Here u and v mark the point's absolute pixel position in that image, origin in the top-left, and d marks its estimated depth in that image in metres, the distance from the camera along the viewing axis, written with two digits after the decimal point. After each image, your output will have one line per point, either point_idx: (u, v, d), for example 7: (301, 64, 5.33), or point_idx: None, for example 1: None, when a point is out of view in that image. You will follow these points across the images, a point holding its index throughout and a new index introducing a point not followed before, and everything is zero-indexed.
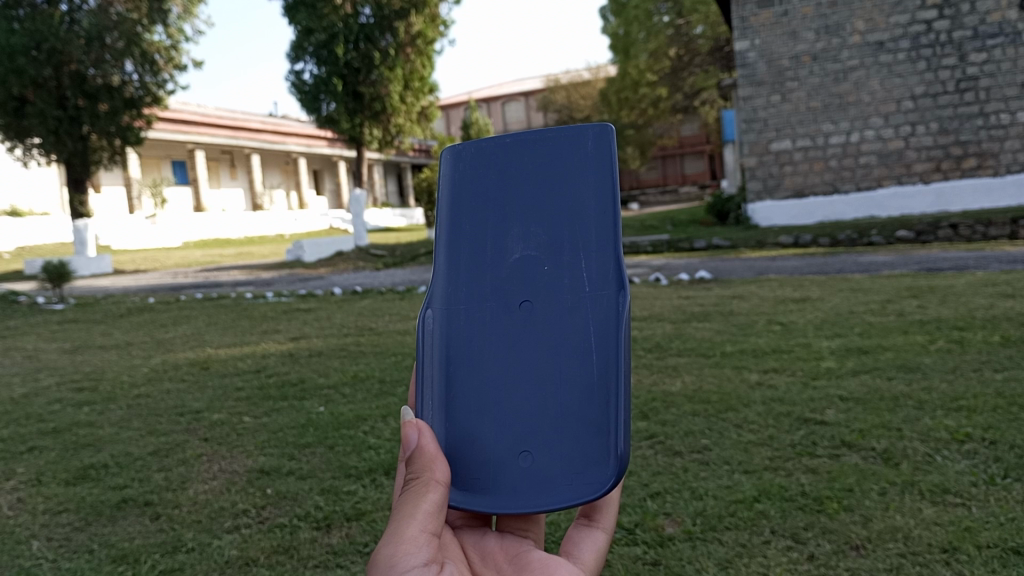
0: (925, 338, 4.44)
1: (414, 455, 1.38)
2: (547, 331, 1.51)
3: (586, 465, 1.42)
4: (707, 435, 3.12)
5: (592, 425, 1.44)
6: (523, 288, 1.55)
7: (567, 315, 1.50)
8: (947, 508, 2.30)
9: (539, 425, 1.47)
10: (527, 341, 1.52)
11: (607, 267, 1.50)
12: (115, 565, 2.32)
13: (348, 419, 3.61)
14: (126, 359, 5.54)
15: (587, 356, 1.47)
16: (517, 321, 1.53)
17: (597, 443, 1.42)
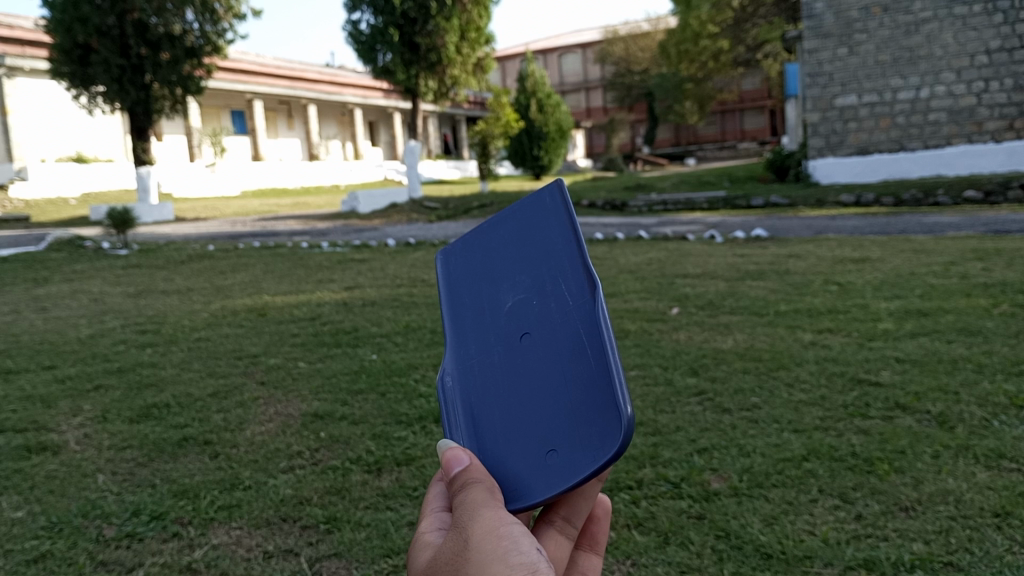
0: (988, 302, 4.32)
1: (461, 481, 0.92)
2: (536, 335, 1.00)
3: (604, 439, 0.88)
4: (757, 392, 3.10)
5: (593, 402, 0.91)
6: (511, 315, 1.04)
7: (541, 297, 1.01)
8: (1002, 473, 2.26)
9: (562, 444, 0.92)
10: (519, 361, 1.01)
11: (568, 219, 1.04)
12: (176, 499, 2.42)
13: (400, 367, 3.69)
14: (187, 303, 5.72)
15: (567, 321, 0.97)
16: (514, 354, 1.02)
17: (601, 409, 0.90)
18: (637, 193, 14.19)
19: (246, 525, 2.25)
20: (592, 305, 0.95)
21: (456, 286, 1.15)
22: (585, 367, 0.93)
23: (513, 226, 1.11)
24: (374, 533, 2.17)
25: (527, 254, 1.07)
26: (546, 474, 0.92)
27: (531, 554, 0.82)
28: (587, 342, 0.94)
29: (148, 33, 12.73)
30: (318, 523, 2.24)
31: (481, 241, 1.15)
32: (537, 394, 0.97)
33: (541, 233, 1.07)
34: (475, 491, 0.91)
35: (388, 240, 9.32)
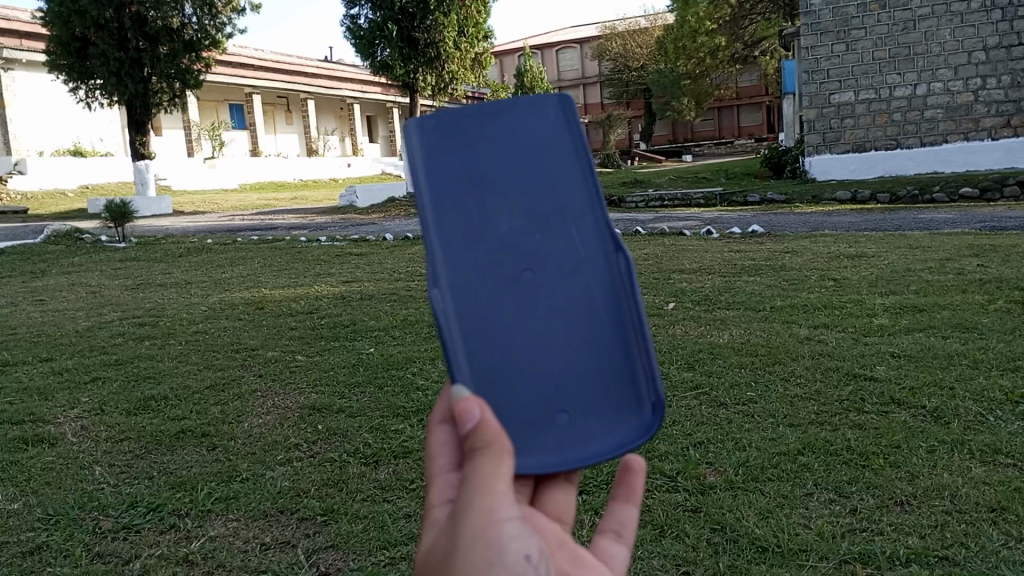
0: (983, 298, 4.34)
1: (471, 444, 0.98)
2: (544, 271, 1.18)
3: (619, 415, 1.15)
4: (753, 387, 3.11)
5: (608, 369, 1.18)
6: (505, 238, 1.18)
7: (545, 233, 1.19)
8: (997, 469, 2.28)
9: (572, 403, 1.15)
10: (525, 290, 1.16)
11: (573, 147, 1.25)
12: (174, 491, 2.43)
13: (397, 360, 3.69)
14: (186, 296, 5.71)
15: (581, 275, 1.19)
16: (518, 280, 1.17)
17: (620, 382, 1.17)
18: (634, 189, 14.21)
19: (243, 517, 2.26)
20: (606, 268, 1.20)
21: (435, 173, 1.22)
22: (598, 339, 1.18)
23: (511, 143, 1.24)
24: (371, 526, 2.17)
25: (531, 182, 1.22)
26: (555, 430, 1.11)
27: (514, 561, 0.94)
28: (602, 307, 1.19)
29: (146, 26, 12.70)
30: (315, 515, 2.25)
31: (470, 131, 1.24)
32: (544, 326, 1.17)
33: (543, 167, 1.24)
34: (480, 463, 0.96)
35: (387, 235, 9.31)
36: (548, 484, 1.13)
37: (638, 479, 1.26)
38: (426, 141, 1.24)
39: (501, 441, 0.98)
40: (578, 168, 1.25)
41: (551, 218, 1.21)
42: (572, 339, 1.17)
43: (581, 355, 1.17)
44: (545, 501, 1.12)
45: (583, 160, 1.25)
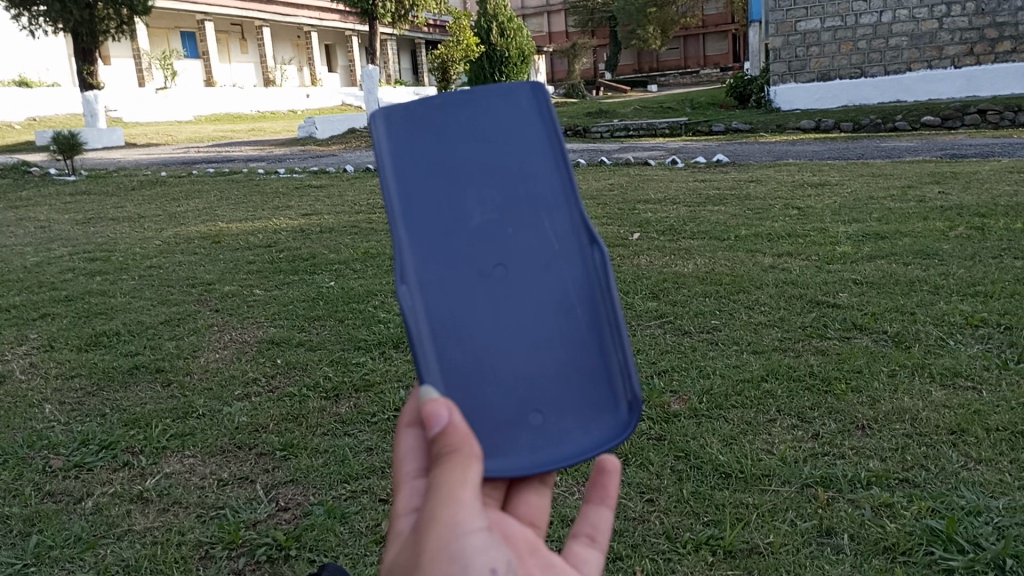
0: (945, 225, 4.35)
1: (438, 450, 0.86)
2: (518, 268, 1.00)
3: (595, 414, 1.00)
4: (717, 315, 3.09)
5: (589, 370, 1.01)
6: (474, 231, 1.01)
7: (517, 226, 1.02)
8: (957, 391, 2.30)
9: (551, 416, 0.98)
10: (497, 294, 1.00)
11: (544, 126, 1.07)
12: (127, 429, 2.36)
13: (358, 293, 3.61)
14: (139, 231, 5.54)
15: (557, 268, 1.02)
16: (489, 280, 0.99)
17: (600, 382, 1.01)
18: (600, 120, 14.05)
19: (200, 453, 2.21)
20: (585, 257, 1.03)
21: (393, 163, 1.04)
22: (576, 338, 1.02)
23: (479, 126, 1.06)
24: (332, 460, 2.13)
25: (501, 167, 1.04)
26: (526, 431, 0.96)
27: None
28: (579, 303, 1.02)
29: None
30: (274, 450, 2.20)
31: (433, 115, 1.05)
32: (519, 331, 0.99)
33: (515, 150, 1.05)
34: (445, 470, 0.85)
35: (347, 166, 9.11)
36: (519, 487, 1.00)
37: (613, 479, 1.11)
38: (385, 130, 1.05)
39: (469, 445, 0.86)
40: (551, 147, 1.07)
41: (524, 206, 1.03)
42: (548, 341, 1.00)
43: (557, 366, 1.00)
44: (517, 505, 1.00)
45: (558, 138, 1.07)
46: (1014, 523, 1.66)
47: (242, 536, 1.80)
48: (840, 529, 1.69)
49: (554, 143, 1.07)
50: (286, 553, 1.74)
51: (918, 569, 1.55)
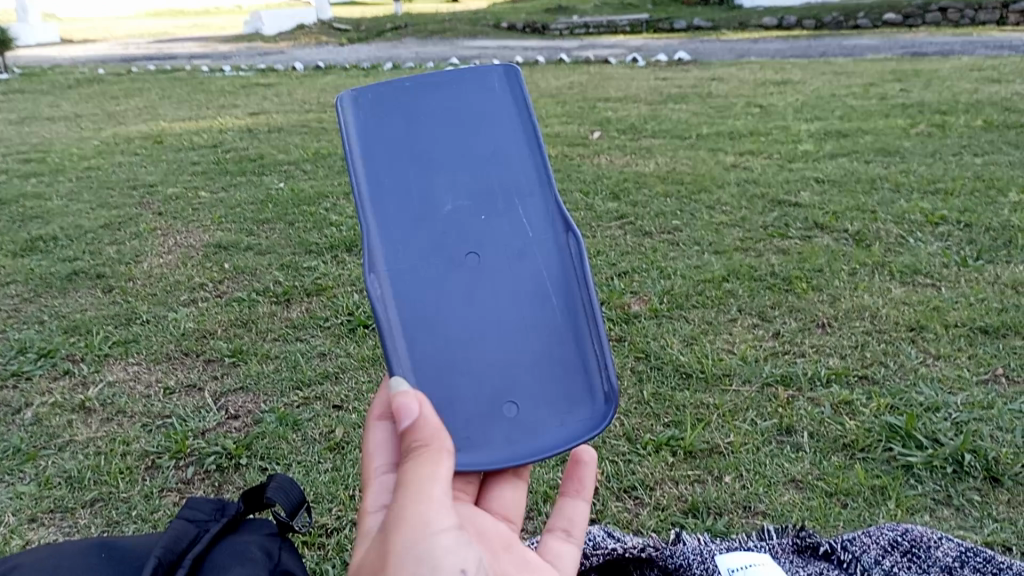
0: (906, 123, 4.29)
1: (410, 446, 0.94)
2: (489, 255, 1.15)
3: (569, 404, 1.12)
4: (678, 216, 3.03)
5: (562, 357, 1.14)
6: (452, 220, 1.16)
7: (492, 216, 1.17)
8: (917, 289, 2.29)
9: (525, 391, 1.12)
10: (475, 278, 1.14)
11: (517, 128, 1.23)
12: (67, 336, 2.26)
13: (308, 196, 3.47)
14: (76, 131, 5.25)
15: (531, 257, 1.16)
16: (462, 267, 1.14)
17: (572, 372, 1.14)
18: (559, 16, 13.58)
19: (145, 360, 2.12)
20: (553, 251, 1.17)
21: (372, 153, 1.17)
22: (549, 324, 1.15)
23: (453, 123, 1.21)
24: (284, 367, 2.05)
25: (473, 164, 1.20)
26: (500, 421, 1.09)
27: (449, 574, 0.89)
28: (550, 292, 1.16)
29: None
30: (223, 357, 2.11)
31: (407, 109, 1.20)
32: (495, 314, 1.14)
33: (486, 145, 1.21)
34: (415, 464, 0.93)
35: (296, 64, 8.71)
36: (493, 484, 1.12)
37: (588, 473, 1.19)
38: (362, 120, 1.18)
39: (440, 440, 0.95)
40: (523, 144, 1.22)
41: (495, 199, 1.18)
42: (518, 329, 1.14)
43: (534, 345, 1.14)
44: (490, 500, 1.12)
45: (526, 141, 1.22)
46: (970, 419, 1.66)
47: (190, 444, 1.73)
48: (800, 427, 1.66)
49: (526, 141, 1.22)
50: (236, 463, 1.68)
51: (877, 465, 1.54)
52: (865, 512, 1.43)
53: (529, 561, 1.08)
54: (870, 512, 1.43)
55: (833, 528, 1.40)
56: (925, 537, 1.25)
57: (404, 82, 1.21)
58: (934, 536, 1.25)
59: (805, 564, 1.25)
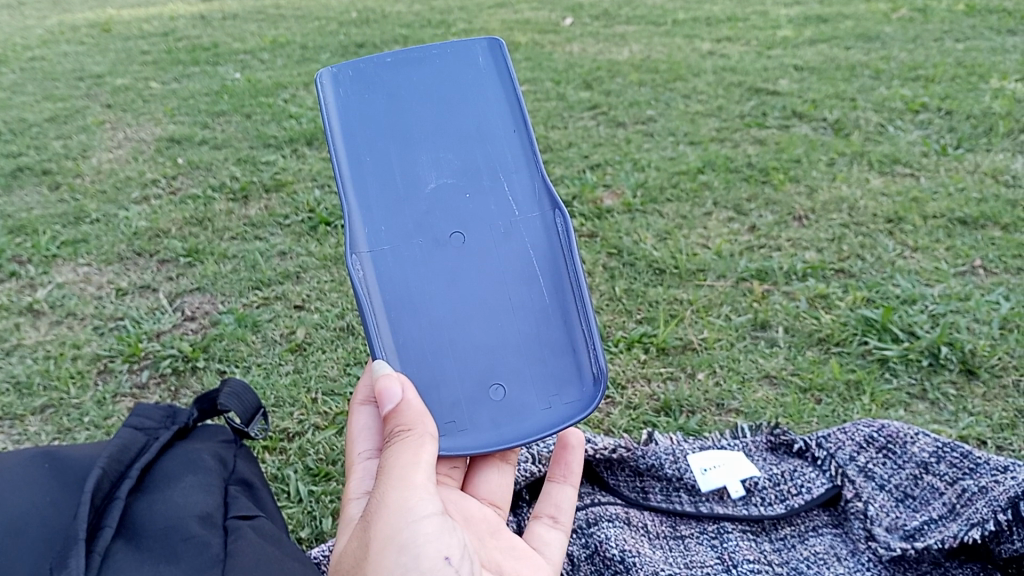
0: (887, 7, 4.14)
1: (392, 432, 0.88)
2: (476, 232, 1.06)
3: (557, 386, 1.01)
4: (653, 106, 2.91)
5: (550, 339, 1.03)
6: (434, 200, 1.07)
7: (476, 194, 1.08)
8: (896, 180, 2.23)
9: (511, 380, 1.01)
10: (457, 259, 1.05)
11: (502, 102, 1.13)
12: (12, 237, 2.14)
13: (266, 87, 3.29)
14: (17, 19, 4.92)
15: (516, 237, 1.07)
16: (446, 246, 1.05)
17: (563, 353, 1.03)
18: None
19: (95, 261, 2.02)
20: (540, 227, 1.07)
21: (354, 130, 1.08)
22: (537, 306, 1.04)
23: (436, 99, 1.12)
24: (242, 266, 1.96)
25: (457, 139, 1.10)
26: (485, 404, 0.99)
27: (430, 564, 0.82)
28: (538, 271, 1.05)
29: None
30: (177, 257, 2.01)
31: (388, 86, 1.11)
32: (478, 296, 1.04)
33: (470, 122, 1.11)
34: (399, 446, 0.86)
35: None
36: (480, 466, 1.04)
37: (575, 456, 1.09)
38: (345, 98, 1.10)
39: (424, 424, 0.89)
40: (510, 120, 1.12)
41: (481, 175, 1.09)
42: (507, 311, 1.04)
43: (520, 327, 1.03)
44: (477, 485, 1.04)
45: (513, 117, 1.12)
46: (947, 311, 1.61)
47: (144, 348, 1.65)
48: (776, 322, 1.59)
49: (512, 116, 1.12)
50: (193, 367, 1.60)
51: (852, 360, 1.49)
52: (839, 408, 1.39)
53: (517, 547, 0.98)
54: (845, 408, 1.39)
55: (807, 424, 1.37)
56: (901, 433, 1.13)
57: (387, 57, 1.12)
58: (912, 432, 1.13)
59: (779, 460, 1.17)
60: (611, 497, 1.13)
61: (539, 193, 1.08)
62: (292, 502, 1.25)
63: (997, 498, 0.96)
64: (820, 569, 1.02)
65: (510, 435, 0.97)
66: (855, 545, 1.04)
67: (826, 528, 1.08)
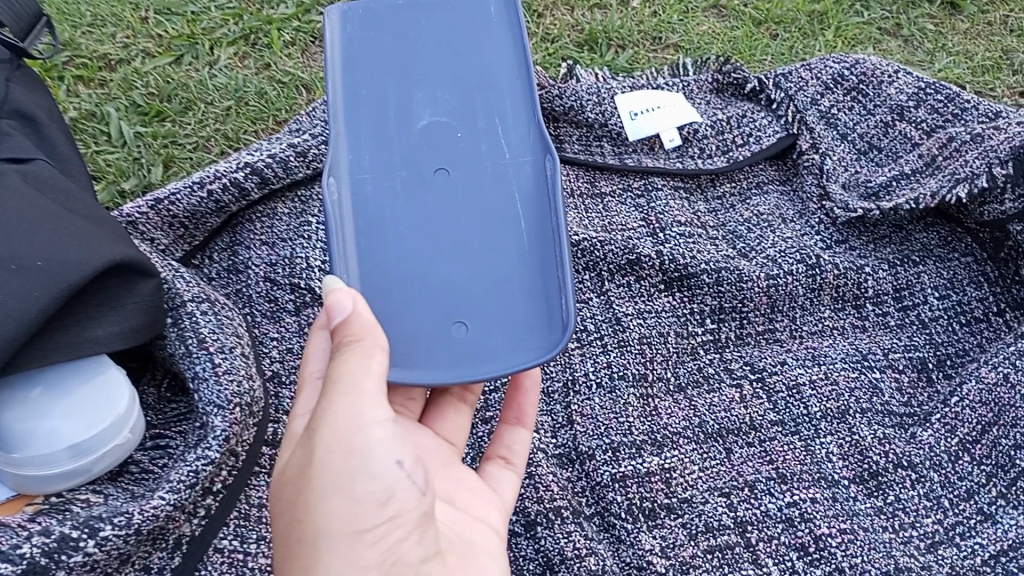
0: None
1: (342, 347, 0.52)
2: (466, 171, 0.65)
3: (522, 328, 0.60)
4: None
5: (523, 285, 0.61)
6: (418, 134, 0.66)
7: (468, 134, 0.66)
8: None
9: (476, 341, 0.60)
10: (437, 194, 0.64)
11: (513, 47, 0.69)
12: None
13: None
14: None
15: (502, 181, 0.64)
16: (423, 192, 0.64)
17: (536, 301, 0.61)
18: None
19: None
20: (529, 176, 0.64)
21: (352, 61, 0.68)
22: (516, 265, 0.62)
23: (446, 34, 0.69)
24: None
25: (453, 67, 0.68)
26: (438, 350, 0.60)
27: (380, 483, 0.51)
28: (520, 215, 0.63)
29: None
30: None
31: (392, 18, 0.70)
32: (454, 249, 0.62)
33: (477, 56, 0.69)
34: (337, 360, 0.52)
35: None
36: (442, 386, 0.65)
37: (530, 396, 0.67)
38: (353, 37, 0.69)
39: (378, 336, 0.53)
40: (519, 60, 0.69)
41: (481, 112, 0.67)
42: (476, 254, 0.62)
43: (492, 293, 0.61)
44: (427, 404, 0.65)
45: (519, 58, 0.69)
46: None
47: None
48: None
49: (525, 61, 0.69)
50: None
51: None
52: (798, 45, 1.16)
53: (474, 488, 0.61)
54: (804, 45, 1.16)
55: (759, 65, 1.14)
56: (879, 70, 0.92)
57: None
58: (890, 70, 0.92)
59: (726, 104, 0.94)
60: None
61: (541, 128, 0.66)
62: (113, 146, 0.98)
63: (994, 148, 0.78)
64: (763, 232, 0.85)
65: (462, 374, 0.59)
66: (805, 205, 0.87)
67: (771, 187, 0.89)
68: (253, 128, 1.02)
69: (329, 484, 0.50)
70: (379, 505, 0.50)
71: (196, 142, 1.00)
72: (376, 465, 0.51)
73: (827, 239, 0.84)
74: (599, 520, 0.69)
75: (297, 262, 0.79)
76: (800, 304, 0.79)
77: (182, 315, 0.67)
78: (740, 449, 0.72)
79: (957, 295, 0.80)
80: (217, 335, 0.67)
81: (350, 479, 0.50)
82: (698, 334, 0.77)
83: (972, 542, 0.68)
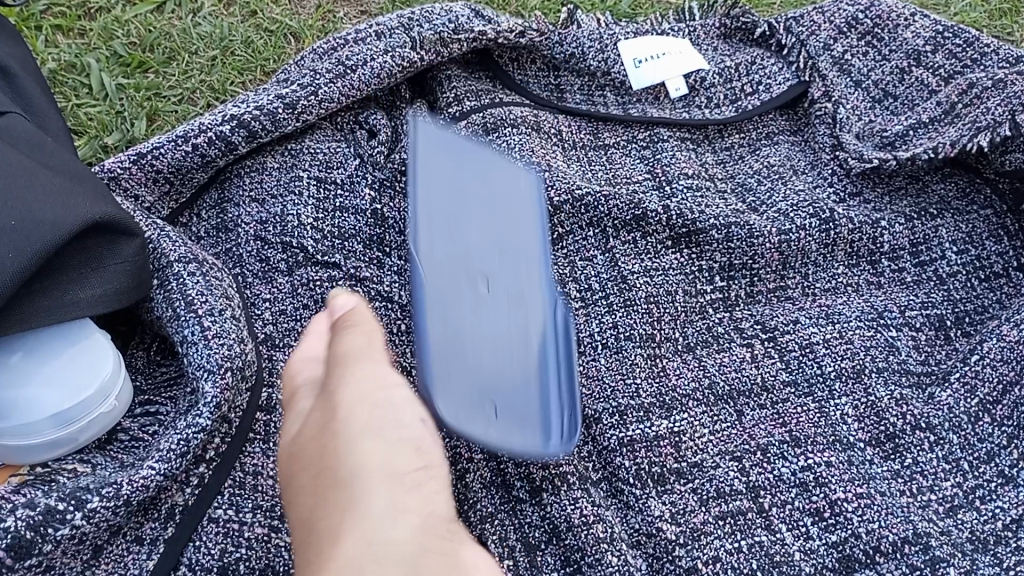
0: None
1: (350, 335, 0.50)
2: (506, 244, 0.62)
3: (531, 418, 0.58)
4: None
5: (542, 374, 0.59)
6: (464, 190, 0.62)
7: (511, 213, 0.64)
8: None
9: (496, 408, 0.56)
10: (474, 247, 0.60)
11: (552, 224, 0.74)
12: None
13: None
14: None
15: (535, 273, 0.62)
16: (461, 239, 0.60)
17: (548, 402, 0.59)
18: None
19: None
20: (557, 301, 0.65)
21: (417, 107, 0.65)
22: (535, 353, 0.60)
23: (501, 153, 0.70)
24: None
25: (509, 162, 0.67)
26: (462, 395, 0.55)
27: (408, 435, 0.46)
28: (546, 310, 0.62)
29: None
30: None
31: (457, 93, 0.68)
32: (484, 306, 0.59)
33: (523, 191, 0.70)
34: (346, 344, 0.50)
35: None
36: None
37: None
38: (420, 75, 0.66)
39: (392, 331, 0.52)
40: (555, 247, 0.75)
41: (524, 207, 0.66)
42: (500, 321, 0.59)
43: (514, 369, 0.58)
44: None
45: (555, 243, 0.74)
46: None
47: None
48: None
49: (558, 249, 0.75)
50: None
51: None
52: None
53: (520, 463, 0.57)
54: None
55: (768, 9, 1.09)
56: (893, 13, 0.88)
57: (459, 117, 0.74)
58: (907, 13, 0.88)
59: (734, 50, 0.90)
60: (518, 97, 0.86)
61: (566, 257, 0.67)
62: (95, 99, 0.94)
63: (1018, 95, 0.75)
64: (774, 184, 0.82)
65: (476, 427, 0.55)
66: (817, 156, 0.83)
67: (782, 137, 0.85)
68: (239, 78, 0.97)
69: (356, 431, 0.45)
70: (411, 452, 0.46)
71: (180, 94, 0.96)
72: (404, 419, 0.47)
73: (840, 191, 0.81)
74: (608, 484, 0.67)
75: (289, 219, 0.75)
76: (814, 260, 0.76)
77: (168, 276, 0.64)
78: (752, 411, 0.70)
79: (976, 249, 0.77)
80: (206, 296, 0.64)
81: (380, 428, 0.46)
82: (707, 292, 0.75)
83: (993, 505, 0.66)
